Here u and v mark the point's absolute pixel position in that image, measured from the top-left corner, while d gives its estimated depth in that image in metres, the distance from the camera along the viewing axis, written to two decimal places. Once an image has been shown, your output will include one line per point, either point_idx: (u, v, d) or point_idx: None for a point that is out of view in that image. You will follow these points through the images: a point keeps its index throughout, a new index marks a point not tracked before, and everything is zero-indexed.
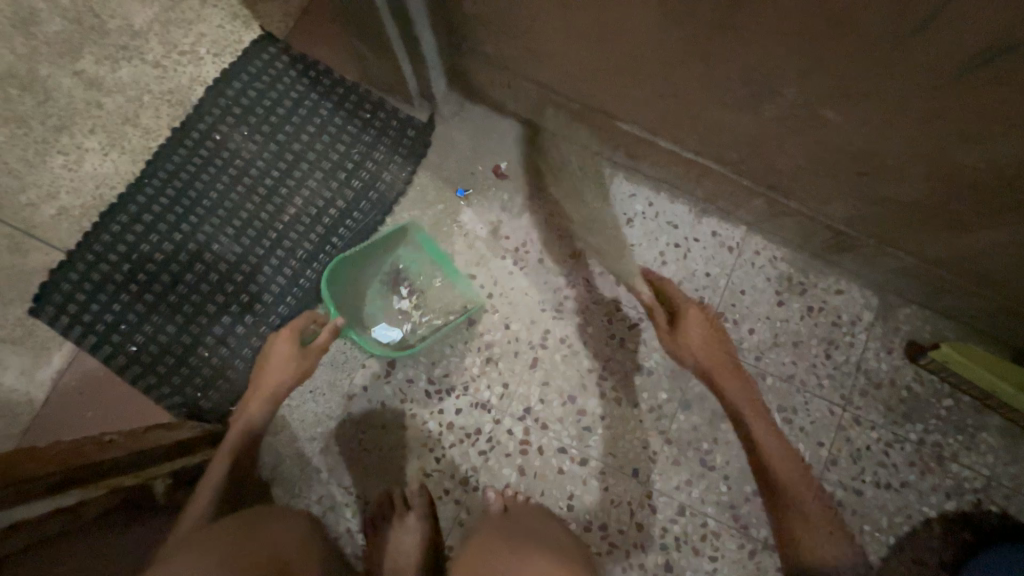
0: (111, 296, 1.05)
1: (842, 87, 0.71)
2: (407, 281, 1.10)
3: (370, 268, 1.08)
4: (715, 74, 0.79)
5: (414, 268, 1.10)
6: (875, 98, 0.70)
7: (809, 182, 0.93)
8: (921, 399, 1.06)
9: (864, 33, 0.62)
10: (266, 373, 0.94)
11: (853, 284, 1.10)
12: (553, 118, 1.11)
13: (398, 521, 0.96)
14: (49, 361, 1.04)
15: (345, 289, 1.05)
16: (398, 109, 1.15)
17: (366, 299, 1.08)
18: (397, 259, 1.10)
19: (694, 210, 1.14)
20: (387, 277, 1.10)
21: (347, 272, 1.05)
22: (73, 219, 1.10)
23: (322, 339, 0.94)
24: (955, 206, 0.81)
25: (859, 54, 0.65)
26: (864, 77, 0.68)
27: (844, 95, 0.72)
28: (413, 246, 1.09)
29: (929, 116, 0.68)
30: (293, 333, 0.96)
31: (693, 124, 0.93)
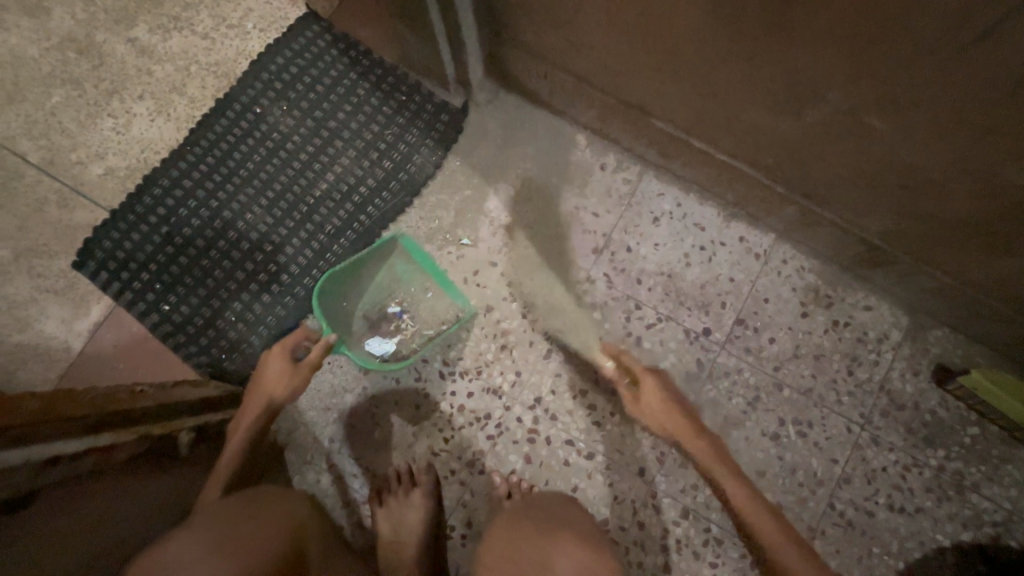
0: (148, 257, 1.10)
1: (890, 94, 0.69)
2: (400, 294, 1.10)
3: (361, 280, 1.08)
4: (757, 74, 0.77)
5: (405, 280, 1.10)
6: (925, 107, 0.68)
7: (846, 192, 0.90)
8: (945, 425, 1.03)
9: (919, 37, 0.60)
10: (259, 387, 0.94)
11: (882, 301, 1.07)
12: (587, 112, 1.11)
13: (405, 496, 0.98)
14: (87, 314, 1.09)
15: (336, 303, 1.05)
16: (433, 93, 1.17)
17: (357, 312, 1.09)
18: (387, 271, 1.10)
19: (723, 214, 1.12)
20: (377, 290, 1.10)
21: (338, 285, 1.04)
22: (118, 180, 1.15)
23: (316, 355, 0.94)
24: (1001, 226, 0.78)
25: (910, 60, 0.63)
26: (915, 84, 0.66)
27: (890, 103, 0.70)
28: (403, 256, 1.08)
29: (981, 128, 0.66)
30: (284, 350, 0.96)
31: (730, 125, 0.91)
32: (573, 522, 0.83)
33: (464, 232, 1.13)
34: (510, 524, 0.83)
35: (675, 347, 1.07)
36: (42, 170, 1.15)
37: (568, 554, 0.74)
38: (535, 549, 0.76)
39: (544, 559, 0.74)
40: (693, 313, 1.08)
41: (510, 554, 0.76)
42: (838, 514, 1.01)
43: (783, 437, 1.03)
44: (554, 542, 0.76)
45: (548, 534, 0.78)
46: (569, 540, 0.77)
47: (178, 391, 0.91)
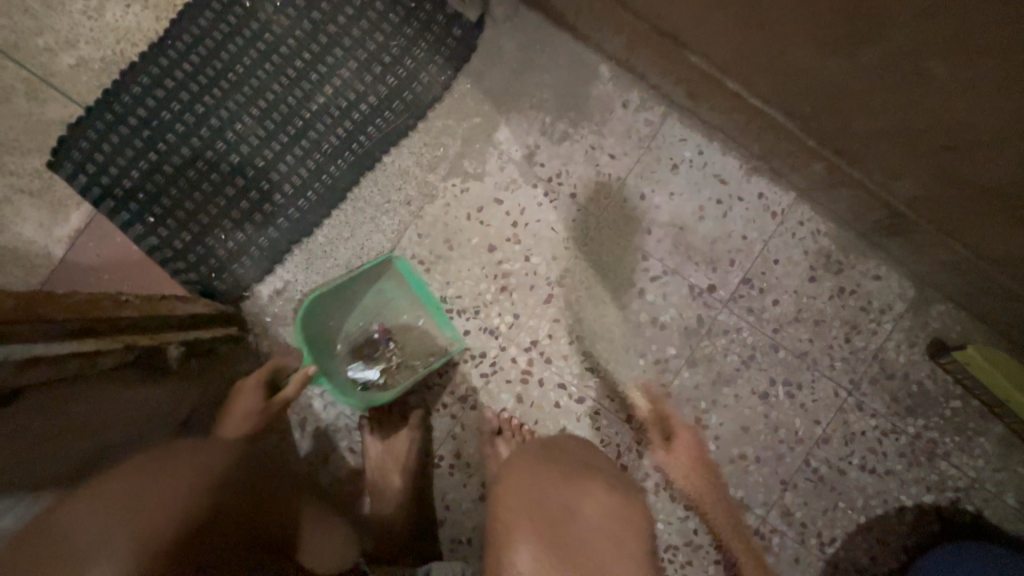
0: (130, 163, 1.02)
1: (967, 37, 0.61)
2: (386, 318, 1.05)
3: (347, 301, 1.02)
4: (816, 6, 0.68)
5: (394, 304, 1.05)
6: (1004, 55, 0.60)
7: (882, 150, 0.85)
8: (929, 396, 1.05)
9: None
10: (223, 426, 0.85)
11: (892, 271, 1.05)
12: (615, 40, 1.00)
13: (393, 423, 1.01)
14: (67, 219, 1.03)
15: (320, 323, 1.00)
16: (446, 2, 1.04)
17: (341, 333, 1.04)
18: (378, 292, 1.04)
19: (745, 167, 1.06)
20: (363, 314, 1.05)
21: (324, 306, 0.99)
22: (93, 73, 1.04)
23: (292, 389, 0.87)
24: None
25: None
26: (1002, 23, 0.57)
27: (963, 48, 0.62)
28: (394, 281, 1.03)
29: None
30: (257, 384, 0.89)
31: (772, 66, 0.83)
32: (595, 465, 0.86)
33: (470, 163, 1.06)
34: (534, 462, 0.83)
35: (678, 301, 1.05)
36: (5, 55, 1.03)
37: (596, 502, 0.78)
38: (565, 493, 0.78)
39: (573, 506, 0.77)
40: (700, 269, 1.05)
41: (540, 498, 0.77)
42: (811, 470, 1.05)
43: (771, 396, 1.05)
44: (582, 490, 0.79)
45: (575, 480, 0.80)
46: (596, 487, 0.80)
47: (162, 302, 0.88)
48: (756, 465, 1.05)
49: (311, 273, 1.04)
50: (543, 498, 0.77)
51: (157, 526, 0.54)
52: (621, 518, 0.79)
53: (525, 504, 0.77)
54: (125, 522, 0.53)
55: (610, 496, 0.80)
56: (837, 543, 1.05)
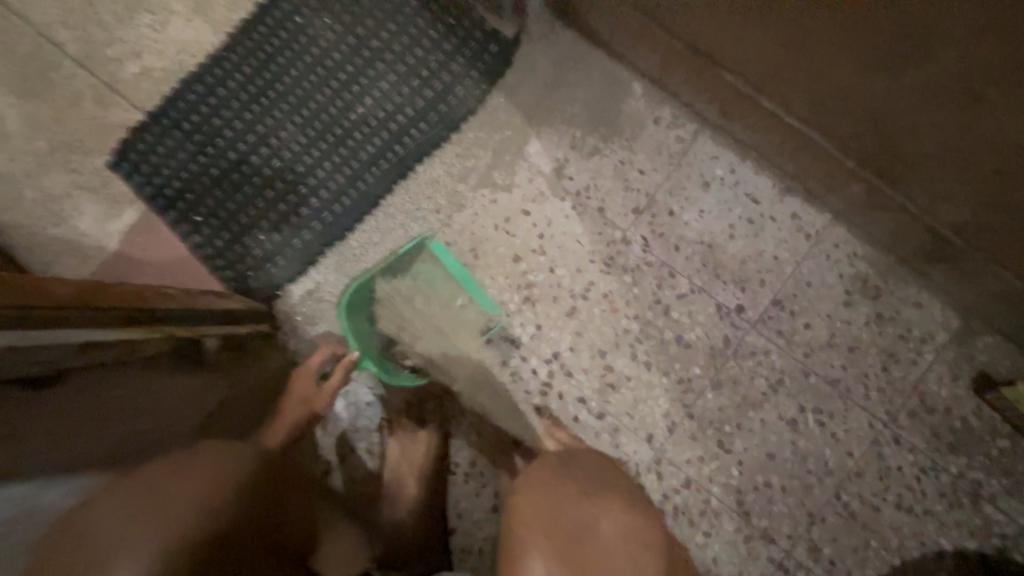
0: (181, 165, 1.09)
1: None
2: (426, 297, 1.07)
3: (388, 285, 1.07)
4: (861, 29, 0.68)
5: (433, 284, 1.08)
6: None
7: (924, 174, 0.82)
8: (974, 433, 0.99)
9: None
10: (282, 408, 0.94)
11: (934, 299, 1.00)
12: (649, 58, 1.02)
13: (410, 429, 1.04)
14: (120, 216, 1.10)
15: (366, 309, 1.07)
16: (484, 20, 1.07)
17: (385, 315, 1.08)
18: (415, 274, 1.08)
19: (778, 186, 1.04)
20: (403, 296, 1.06)
21: (369, 292, 1.07)
22: (154, 82, 1.12)
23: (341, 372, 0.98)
24: None
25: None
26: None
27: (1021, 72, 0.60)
28: (429, 260, 1.08)
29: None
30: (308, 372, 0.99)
31: (808, 86, 0.82)
32: (614, 482, 0.84)
33: (500, 174, 1.08)
34: (551, 477, 0.81)
35: (704, 320, 1.03)
36: (79, 63, 1.12)
37: (615, 521, 0.77)
38: (582, 511, 0.76)
39: (591, 524, 0.75)
40: (728, 288, 1.03)
41: (558, 515, 0.75)
42: (842, 505, 1.00)
43: (800, 424, 1.01)
44: (600, 508, 0.77)
45: (593, 497, 0.79)
46: (615, 505, 0.79)
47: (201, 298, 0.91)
48: (782, 495, 1.00)
49: (341, 276, 1.08)
50: (559, 515, 0.75)
51: (179, 529, 0.58)
52: (642, 540, 0.76)
53: (540, 522, 0.75)
54: (149, 524, 0.57)
55: (630, 516, 0.78)
56: None
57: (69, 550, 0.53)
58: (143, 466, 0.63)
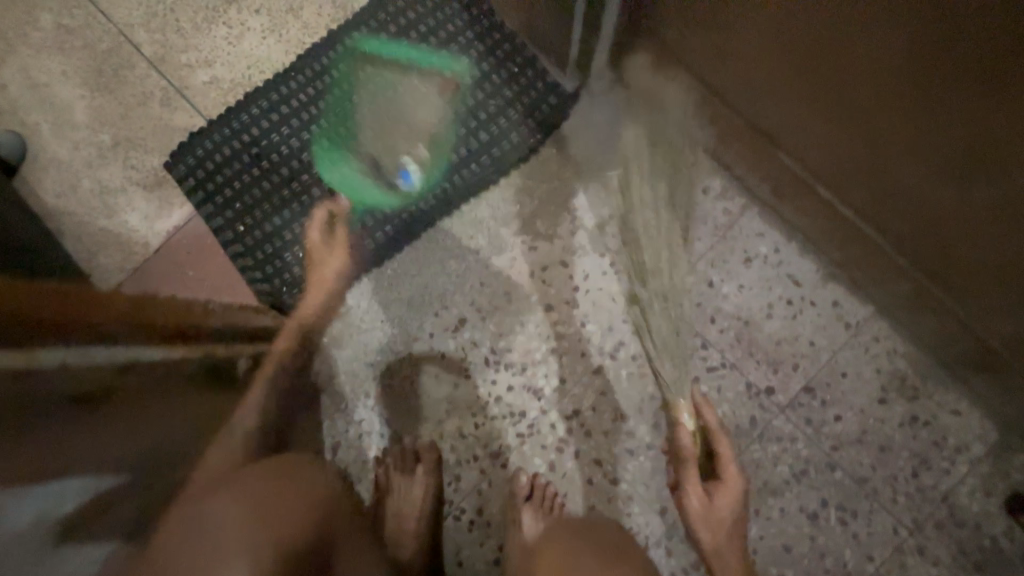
0: (235, 174, 1.11)
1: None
2: (400, 131, 1.10)
3: (360, 117, 1.11)
4: (947, 133, 0.67)
5: (395, 116, 1.10)
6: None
7: (979, 282, 0.82)
8: (1003, 555, 0.95)
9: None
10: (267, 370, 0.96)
11: (974, 409, 0.97)
12: (706, 129, 1.03)
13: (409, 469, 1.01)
14: (169, 216, 1.13)
15: (348, 154, 1.10)
16: (547, 72, 1.10)
17: (374, 142, 1.10)
18: (392, 90, 1.11)
19: (822, 271, 1.03)
20: (372, 123, 1.11)
21: (349, 142, 1.10)
22: (221, 92, 1.15)
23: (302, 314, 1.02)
24: None
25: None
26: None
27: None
28: (393, 91, 1.11)
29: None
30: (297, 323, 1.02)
31: (870, 178, 0.83)
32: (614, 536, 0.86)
33: (543, 223, 1.09)
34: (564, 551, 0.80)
35: (732, 397, 1.01)
36: (153, 66, 1.17)
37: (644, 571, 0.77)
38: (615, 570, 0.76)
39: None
40: (761, 368, 1.02)
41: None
42: None
43: (821, 519, 0.97)
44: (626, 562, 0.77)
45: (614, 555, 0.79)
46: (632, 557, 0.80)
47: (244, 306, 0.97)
48: None
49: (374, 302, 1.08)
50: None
51: (283, 528, 0.61)
52: None
53: None
54: (259, 510, 0.62)
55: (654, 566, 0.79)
56: None
57: (192, 537, 0.58)
58: (182, 492, 0.66)
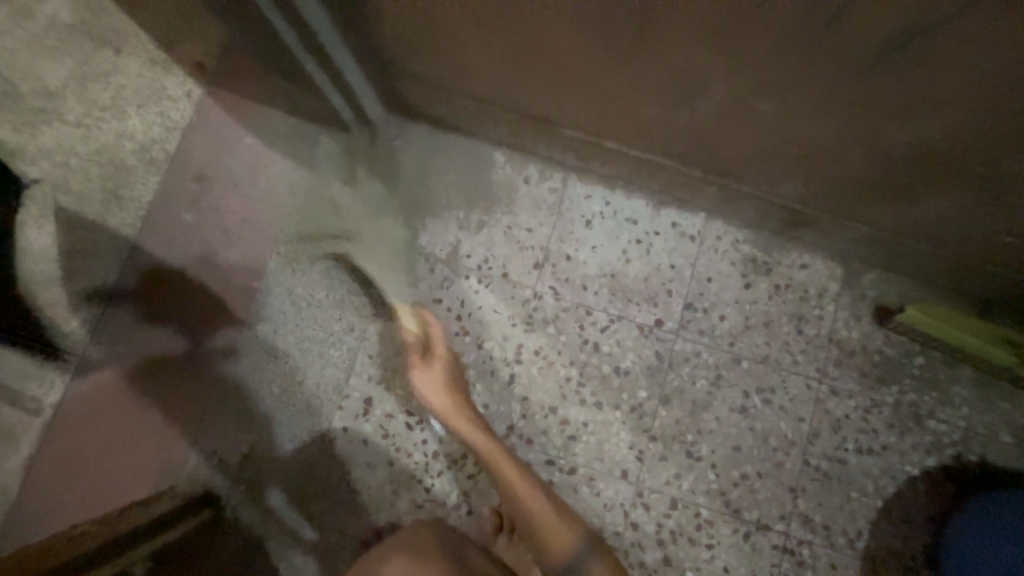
0: (88, 366, 1.06)
1: (782, 78, 0.69)
2: None
3: None
4: (653, 73, 0.76)
5: None
6: (814, 87, 0.69)
7: (756, 167, 0.92)
8: (894, 361, 1.07)
9: (794, 26, 0.60)
10: (146, 467, 1.02)
11: (816, 257, 1.10)
12: (493, 130, 1.09)
13: None
14: (17, 448, 1.03)
15: None
16: (338, 140, 1.12)
17: None
18: None
19: (652, 203, 1.12)
20: None
21: None
22: (20, 298, 1.07)
23: (114, 404, 1.04)
24: (890, 176, 0.82)
25: (791, 49, 0.64)
26: (800, 67, 0.66)
27: (783, 85, 0.70)
28: None
29: (867, 100, 0.68)
30: (118, 404, 1.05)
31: (632, 124, 0.92)
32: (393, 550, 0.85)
33: (400, 274, 1.10)
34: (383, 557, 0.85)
35: (632, 344, 1.08)
36: None
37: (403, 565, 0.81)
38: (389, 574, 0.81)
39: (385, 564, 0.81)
40: (643, 307, 1.09)
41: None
42: (813, 467, 1.05)
43: (750, 409, 1.06)
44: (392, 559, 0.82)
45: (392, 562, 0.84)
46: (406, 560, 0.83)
47: (158, 468, 1.02)
48: (761, 480, 1.04)
49: (274, 426, 1.04)
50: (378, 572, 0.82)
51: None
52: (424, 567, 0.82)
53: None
54: None
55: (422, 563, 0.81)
56: (864, 535, 1.03)
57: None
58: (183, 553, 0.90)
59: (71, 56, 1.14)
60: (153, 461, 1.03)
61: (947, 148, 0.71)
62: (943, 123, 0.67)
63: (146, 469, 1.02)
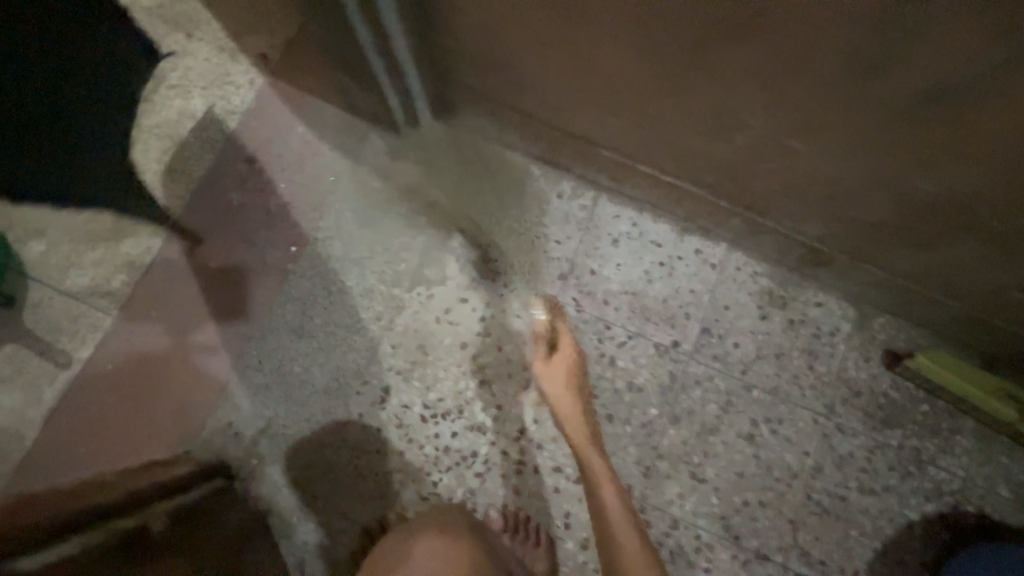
0: (119, 327, 1.09)
1: (823, 119, 0.74)
2: None
3: None
4: (701, 104, 0.81)
5: None
6: (852, 131, 0.74)
7: (785, 203, 0.97)
8: (899, 405, 1.10)
9: (842, 73, 0.66)
10: (163, 430, 1.05)
11: (830, 296, 1.14)
12: (535, 145, 1.14)
13: None
14: (40, 398, 1.06)
15: None
16: (386, 138, 1.18)
17: None
18: None
19: (677, 229, 1.17)
20: None
21: None
22: (63, 255, 1.11)
23: (141, 364, 1.08)
24: (913, 224, 0.86)
25: (832, 92, 0.69)
26: (841, 111, 0.71)
27: (823, 126, 0.75)
28: None
29: (902, 145, 0.72)
30: (144, 366, 1.08)
31: (671, 150, 0.97)
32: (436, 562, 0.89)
33: (431, 271, 1.14)
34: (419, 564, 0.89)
35: (647, 361, 1.11)
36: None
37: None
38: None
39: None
40: (661, 327, 1.13)
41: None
42: (814, 501, 1.06)
43: (756, 437, 1.09)
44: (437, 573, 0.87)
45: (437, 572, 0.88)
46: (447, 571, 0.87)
47: (174, 433, 1.05)
48: (761, 508, 1.06)
49: (292, 404, 1.06)
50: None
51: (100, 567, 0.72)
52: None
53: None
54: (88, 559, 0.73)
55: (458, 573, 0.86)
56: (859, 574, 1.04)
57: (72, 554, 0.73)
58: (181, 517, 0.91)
59: (145, 35, 1.21)
60: (169, 425, 1.05)
61: (974, 198, 0.74)
62: (969, 176, 0.72)
63: (163, 432, 1.05)
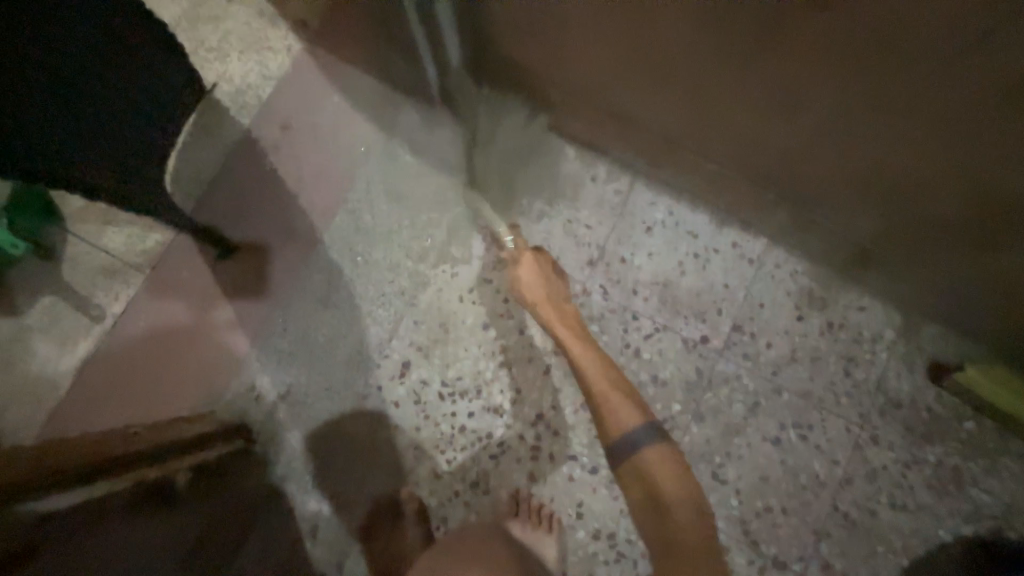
0: (151, 284, 1.11)
1: (897, 102, 0.66)
2: None
3: None
4: (757, 80, 0.74)
5: None
6: (927, 117, 0.66)
7: (836, 198, 0.89)
8: (943, 420, 1.04)
9: (929, 48, 0.58)
10: (188, 388, 1.07)
11: (876, 301, 1.08)
12: (572, 124, 1.10)
13: (395, 527, 1.01)
14: (74, 349, 1.09)
15: None
16: (419, 111, 1.16)
17: None
18: None
19: (715, 221, 1.12)
20: None
21: None
22: (100, 212, 1.13)
23: (170, 323, 1.10)
24: (982, 230, 0.78)
25: (914, 69, 0.61)
26: (919, 93, 0.63)
27: (895, 111, 0.67)
28: None
29: (985, 136, 0.64)
30: (173, 324, 1.10)
31: (716, 134, 0.90)
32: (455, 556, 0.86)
33: (457, 249, 1.12)
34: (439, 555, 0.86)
35: (674, 356, 1.07)
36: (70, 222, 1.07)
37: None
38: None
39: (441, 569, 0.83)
40: (690, 322, 1.08)
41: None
42: (840, 513, 1.02)
43: (784, 441, 1.04)
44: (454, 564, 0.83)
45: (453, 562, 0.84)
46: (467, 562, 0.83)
47: (198, 392, 1.07)
48: (784, 515, 1.02)
49: (314, 373, 1.07)
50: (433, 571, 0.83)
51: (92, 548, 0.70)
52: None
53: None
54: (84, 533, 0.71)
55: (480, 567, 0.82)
56: None
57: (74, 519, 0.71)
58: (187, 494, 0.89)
59: None
60: (195, 383, 1.07)
61: None
62: None
63: (187, 390, 1.07)
